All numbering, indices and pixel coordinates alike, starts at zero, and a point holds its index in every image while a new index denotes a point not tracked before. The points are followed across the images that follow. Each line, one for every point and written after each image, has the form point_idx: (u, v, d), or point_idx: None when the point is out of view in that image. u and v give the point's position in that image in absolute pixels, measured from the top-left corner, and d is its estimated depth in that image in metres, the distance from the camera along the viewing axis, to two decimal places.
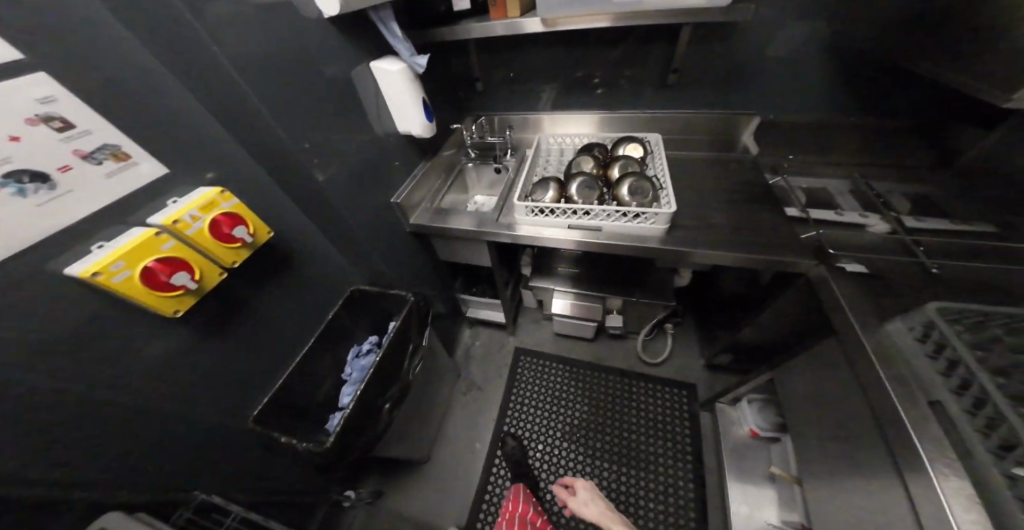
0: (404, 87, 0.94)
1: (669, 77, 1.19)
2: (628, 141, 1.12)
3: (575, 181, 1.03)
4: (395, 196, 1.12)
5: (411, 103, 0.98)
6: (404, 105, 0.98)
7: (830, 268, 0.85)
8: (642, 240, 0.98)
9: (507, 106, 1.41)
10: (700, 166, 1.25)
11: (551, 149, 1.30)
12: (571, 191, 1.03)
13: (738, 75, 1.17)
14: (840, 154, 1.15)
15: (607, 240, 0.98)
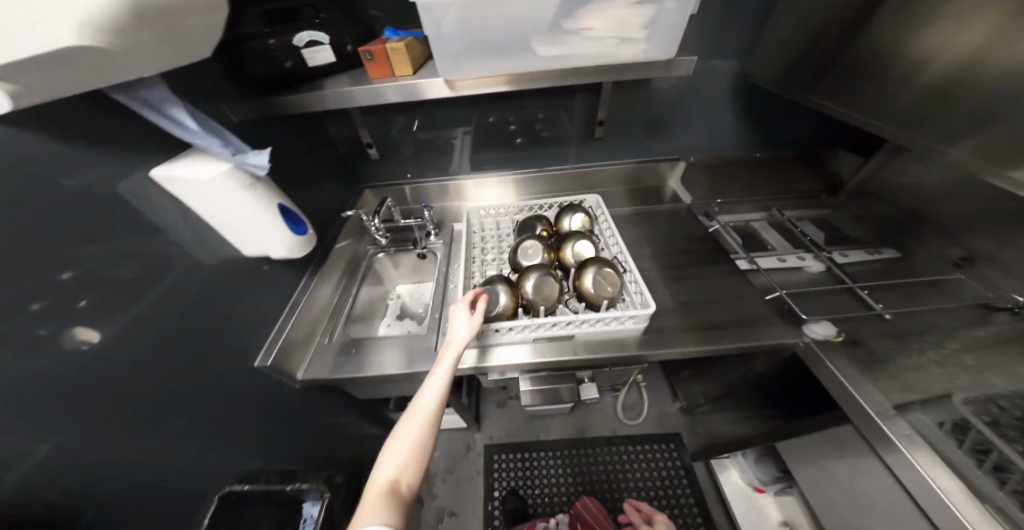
0: (227, 199, 0.56)
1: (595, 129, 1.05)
2: (574, 212, 0.93)
3: (528, 279, 0.79)
4: (260, 357, 0.70)
5: (264, 218, 0.61)
6: (250, 222, 0.61)
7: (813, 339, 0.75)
8: (622, 345, 0.76)
9: (408, 166, 1.10)
10: (636, 219, 1.09)
11: (485, 225, 1.04)
12: (523, 293, 0.78)
13: (662, 120, 1.06)
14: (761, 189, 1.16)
15: (580, 355, 0.75)
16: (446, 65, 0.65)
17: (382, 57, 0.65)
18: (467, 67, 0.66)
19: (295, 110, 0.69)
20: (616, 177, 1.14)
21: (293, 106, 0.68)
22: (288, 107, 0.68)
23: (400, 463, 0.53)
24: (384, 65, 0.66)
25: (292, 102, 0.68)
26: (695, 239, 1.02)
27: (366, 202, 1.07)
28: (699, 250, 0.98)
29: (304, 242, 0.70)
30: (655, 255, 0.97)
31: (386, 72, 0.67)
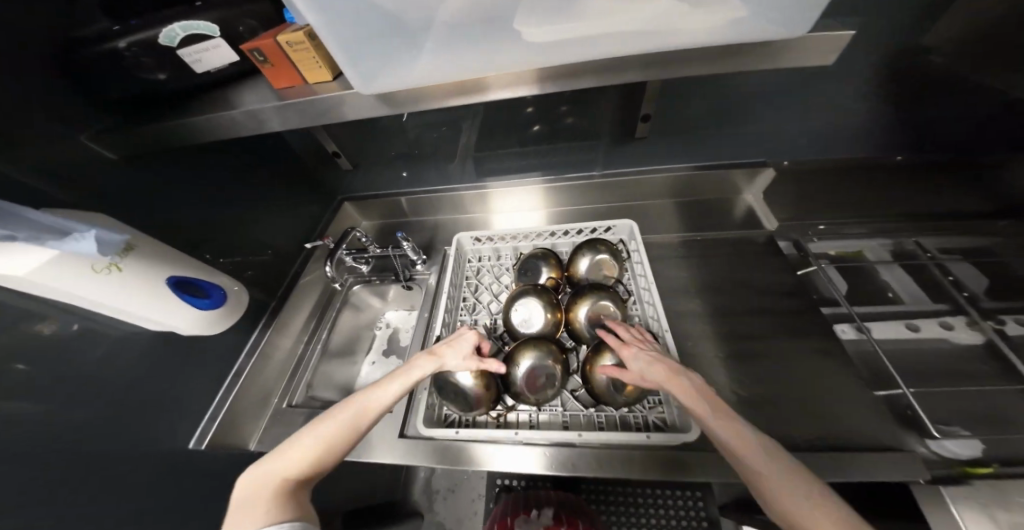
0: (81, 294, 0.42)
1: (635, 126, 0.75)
2: (594, 253, 0.67)
3: (521, 364, 0.58)
4: (196, 438, 0.58)
5: (155, 304, 0.48)
6: (138, 310, 0.47)
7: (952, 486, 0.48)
8: (641, 464, 0.55)
9: (398, 165, 0.90)
10: (686, 250, 0.80)
11: (482, 254, 0.81)
12: (514, 380, 0.58)
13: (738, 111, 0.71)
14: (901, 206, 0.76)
15: (580, 467, 0.56)
16: (371, 77, 0.39)
17: (279, 57, 0.42)
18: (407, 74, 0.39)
19: (198, 139, 0.50)
20: (667, 187, 0.84)
21: (193, 135, 0.49)
22: (186, 136, 0.49)
23: (308, 450, 0.45)
24: (290, 68, 0.44)
25: (189, 132, 0.49)
26: (770, 282, 0.72)
27: (347, 218, 0.94)
28: (772, 304, 0.70)
29: (228, 312, 0.57)
30: (706, 308, 0.71)
31: (295, 79, 0.45)
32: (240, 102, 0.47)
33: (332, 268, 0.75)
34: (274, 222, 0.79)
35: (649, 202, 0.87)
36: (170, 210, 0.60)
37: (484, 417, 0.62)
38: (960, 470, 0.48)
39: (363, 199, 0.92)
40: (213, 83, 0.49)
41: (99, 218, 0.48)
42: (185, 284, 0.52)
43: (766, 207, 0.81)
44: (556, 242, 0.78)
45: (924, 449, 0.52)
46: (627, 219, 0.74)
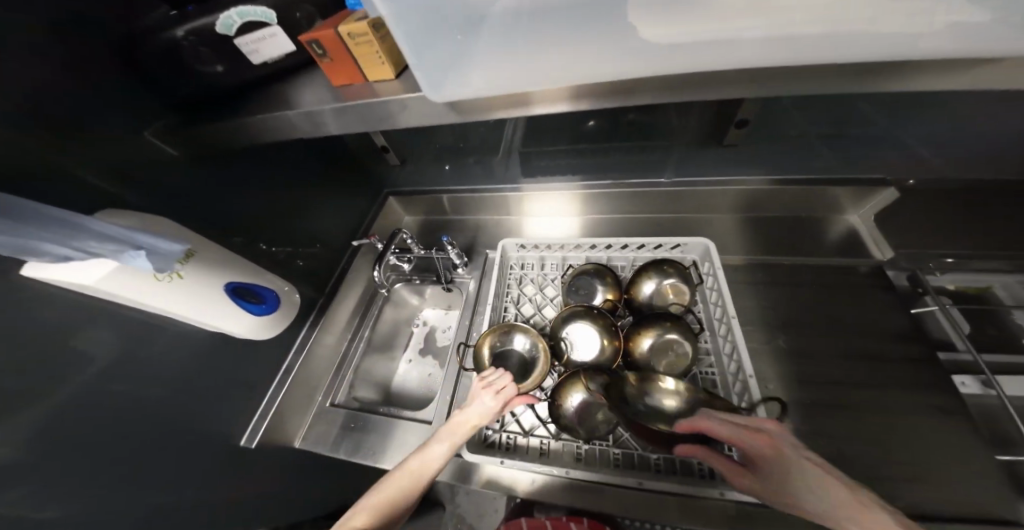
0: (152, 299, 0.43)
1: (728, 132, 0.67)
2: (662, 275, 0.59)
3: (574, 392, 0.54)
4: (248, 437, 0.58)
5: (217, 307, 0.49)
6: (199, 315, 0.48)
7: None
8: (702, 516, 0.49)
9: (444, 159, 0.89)
10: (761, 272, 0.72)
11: (526, 260, 0.75)
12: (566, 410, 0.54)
13: (849, 117, 0.62)
14: None
15: (635, 512, 0.51)
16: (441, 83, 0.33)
17: (340, 51, 0.37)
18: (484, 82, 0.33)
19: (255, 138, 0.47)
20: (737, 200, 0.78)
21: (253, 134, 0.46)
22: (244, 135, 0.46)
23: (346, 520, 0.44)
24: (352, 65, 0.39)
25: (249, 131, 0.46)
26: (871, 321, 0.62)
27: (390, 213, 0.91)
28: (872, 347, 0.59)
29: (282, 317, 0.59)
30: (789, 344, 0.62)
31: (358, 78, 0.40)
32: (298, 102, 0.44)
33: (380, 275, 0.67)
34: (320, 218, 0.77)
35: (704, 215, 0.82)
36: (227, 208, 0.59)
37: (528, 444, 0.58)
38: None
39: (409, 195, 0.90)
40: (272, 77, 0.46)
41: (148, 219, 0.46)
42: (242, 289, 0.53)
43: (874, 236, 0.70)
44: (611, 256, 0.71)
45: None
46: (701, 237, 0.65)
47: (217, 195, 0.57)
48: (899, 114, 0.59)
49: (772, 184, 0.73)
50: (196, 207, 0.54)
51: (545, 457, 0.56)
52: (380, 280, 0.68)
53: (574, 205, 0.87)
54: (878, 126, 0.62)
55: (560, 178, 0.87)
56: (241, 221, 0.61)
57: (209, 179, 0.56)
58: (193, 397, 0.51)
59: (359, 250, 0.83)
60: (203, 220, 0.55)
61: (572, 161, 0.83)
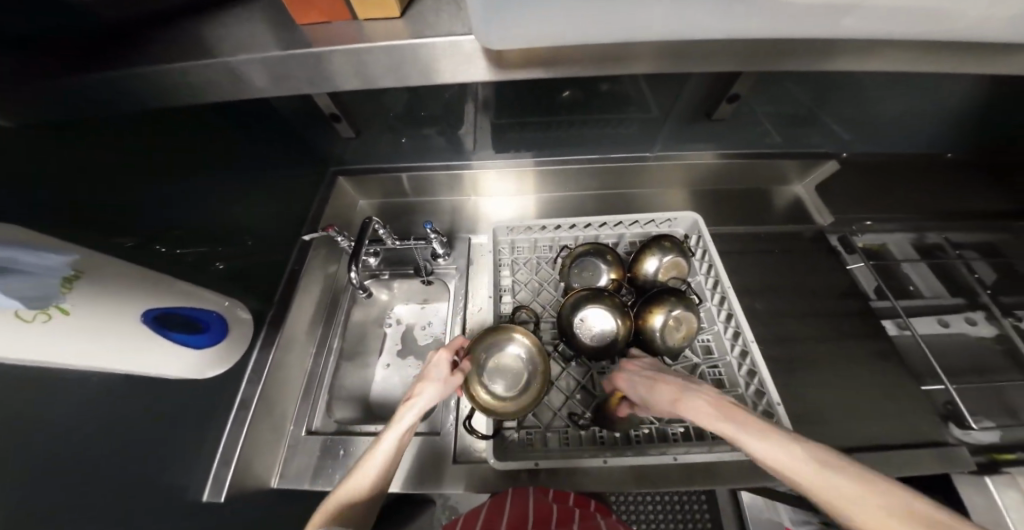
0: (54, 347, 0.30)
1: (711, 113, 0.71)
2: (665, 252, 0.60)
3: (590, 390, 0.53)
4: (211, 490, 0.45)
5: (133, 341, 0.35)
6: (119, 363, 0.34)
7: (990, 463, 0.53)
8: (718, 476, 0.52)
9: (399, 131, 0.76)
10: (727, 241, 0.79)
11: (516, 245, 0.70)
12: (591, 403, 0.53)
13: (803, 101, 0.70)
14: (919, 201, 0.80)
15: (665, 483, 0.52)
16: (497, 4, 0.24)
17: None
18: (544, 27, 0.27)
19: (184, 102, 0.33)
20: (708, 173, 0.84)
21: (188, 96, 0.32)
22: (171, 99, 0.32)
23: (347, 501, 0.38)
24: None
25: (180, 89, 0.31)
26: (819, 281, 0.72)
27: (343, 195, 0.80)
28: (819, 304, 0.70)
29: (232, 343, 0.48)
30: (763, 307, 0.71)
31: (343, 13, 0.30)
32: (238, 42, 0.30)
33: (358, 274, 0.56)
34: (260, 208, 0.61)
35: (664, 189, 0.88)
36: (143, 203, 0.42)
37: (551, 437, 0.55)
38: (989, 456, 0.53)
39: (364, 175, 0.79)
40: (209, 12, 0.32)
41: (22, 232, 0.30)
42: (171, 315, 0.40)
43: (818, 205, 0.81)
44: (603, 235, 0.69)
45: (955, 439, 0.55)
46: (688, 212, 0.67)
47: (123, 185, 0.40)
48: (835, 100, 0.70)
49: (732, 161, 0.81)
50: (97, 203, 0.37)
51: (572, 447, 0.54)
52: (357, 282, 0.57)
53: (538, 183, 0.86)
54: (824, 106, 0.71)
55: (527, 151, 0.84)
56: (163, 219, 0.44)
57: (111, 160, 0.39)
58: (135, 469, 0.38)
59: (311, 246, 0.68)
60: (108, 221, 0.38)
61: (553, 139, 0.80)
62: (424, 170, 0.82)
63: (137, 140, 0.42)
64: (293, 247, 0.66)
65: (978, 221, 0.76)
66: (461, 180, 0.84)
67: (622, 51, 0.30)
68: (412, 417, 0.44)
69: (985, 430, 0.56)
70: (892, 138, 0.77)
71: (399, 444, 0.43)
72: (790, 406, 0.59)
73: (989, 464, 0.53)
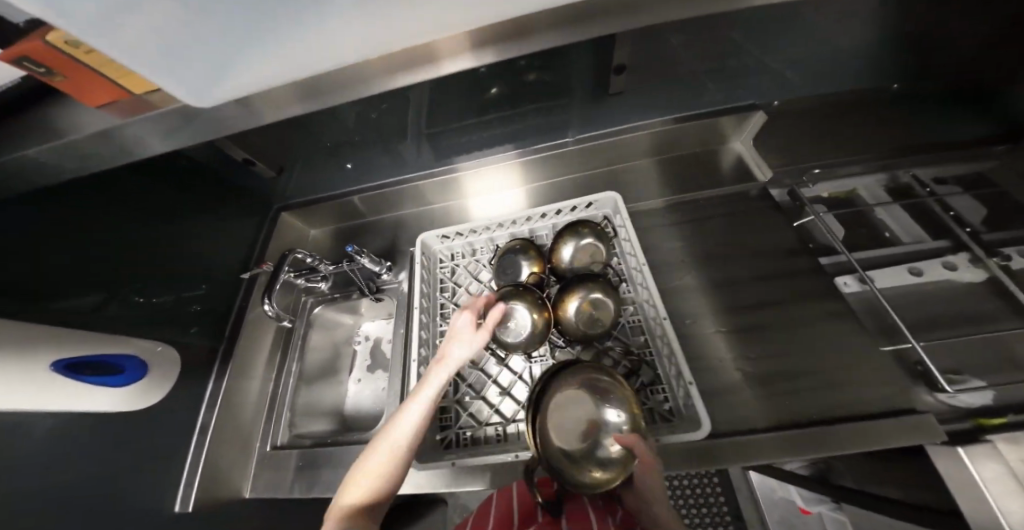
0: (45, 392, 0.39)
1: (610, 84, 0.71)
2: (576, 238, 0.61)
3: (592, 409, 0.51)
4: (181, 502, 0.53)
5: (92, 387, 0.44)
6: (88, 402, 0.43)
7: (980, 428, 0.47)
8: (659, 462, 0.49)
9: (342, 156, 0.83)
10: (669, 214, 0.77)
11: (455, 250, 0.74)
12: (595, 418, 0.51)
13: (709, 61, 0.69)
14: (868, 141, 0.75)
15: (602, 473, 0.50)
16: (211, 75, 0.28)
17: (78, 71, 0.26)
18: (236, 73, 0.27)
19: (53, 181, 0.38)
20: (649, 144, 0.81)
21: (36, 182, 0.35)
22: (32, 186, 0.36)
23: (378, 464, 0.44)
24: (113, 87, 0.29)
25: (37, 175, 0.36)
26: (769, 244, 0.69)
27: (288, 228, 0.85)
28: (763, 266, 0.66)
29: (154, 378, 0.52)
30: (707, 280, 0.69)
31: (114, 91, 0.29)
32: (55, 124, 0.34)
33: (272, 307, 0.62)
34: (197, 251, 0.69)
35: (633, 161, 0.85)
36: (70, 273, 0.50)
37: (485, 433, 0.57)
38: (973, 423, 0.48)
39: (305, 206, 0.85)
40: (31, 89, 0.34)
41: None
42: (87, 364, 0.45)
43: (756, 153, 0.78)
44: (535, 227, 0.70)
45: (935, 400, 0.51)
46: (609, 192, 0.66)
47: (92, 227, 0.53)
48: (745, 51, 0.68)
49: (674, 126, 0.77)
50: (21, 285, 0.45)
51: (505, 442, 0.56)
52: (275, 314, 0.63)
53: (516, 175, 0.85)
54: (725, 57, 0.69)
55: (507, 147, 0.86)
56: (101, 284, 0.54)
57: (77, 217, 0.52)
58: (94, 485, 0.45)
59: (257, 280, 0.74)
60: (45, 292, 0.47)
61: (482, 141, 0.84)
62: (369, 191, 0.86)
63: (57, 226, 0.49)
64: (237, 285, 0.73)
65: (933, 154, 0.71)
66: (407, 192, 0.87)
67: (346, 75, 0.29)
68: (439, 379, 0.49)
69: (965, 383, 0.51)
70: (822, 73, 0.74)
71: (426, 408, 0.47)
72: (727, 379, 0.58)
73: (972, 431, 0.47)
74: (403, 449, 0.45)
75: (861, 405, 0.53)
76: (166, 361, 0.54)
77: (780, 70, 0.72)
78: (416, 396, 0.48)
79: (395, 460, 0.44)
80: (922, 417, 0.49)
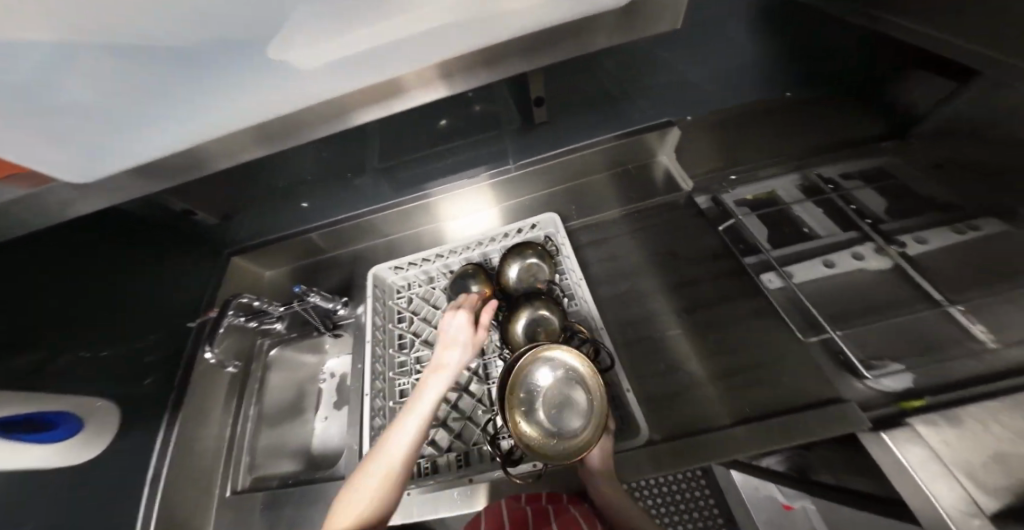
0: None
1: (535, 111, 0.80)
2: (521, 259, 0.65)
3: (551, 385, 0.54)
4: None
5: (30, 443, 0.44)
6: (21, 459, 0.43)
7: (908, 414, 0.47)
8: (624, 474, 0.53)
9: (300, 196, 0.93)
10: (610, 229, 0.83)
11: (409, 280, 0.77)
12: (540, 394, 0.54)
13: None
14: (768, 147, 0.84)
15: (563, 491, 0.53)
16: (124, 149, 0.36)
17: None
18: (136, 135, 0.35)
19: None
20: (603, 160, 0.86)
21: None
22: None
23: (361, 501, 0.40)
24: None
25: None
26: (693, 247, 0.76)
27: (245, 273, 0.85)
28: (691, 269, 0.74)
29: (93, 434, 0.51)
30: (645, 288, 0.74)
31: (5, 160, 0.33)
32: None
33: (212, 353, 0.62)
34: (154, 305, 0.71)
35: (589, 179, 0.90)
36: (83, 305, 0.65)
37: (447, 461, 0.58)
38: (897, 406, 0.49)
39: (258, 249, 0.84)
40: None
41: None
42: (16, 421, 0.44)
43: (680, 165, 0.86)
44: (486, 250, 0.74)
45: (866, 387, 0.54)
46: (549, 212, 0.71)
47: None
48: None
49: (611, 145, 0.82)
50: None
51: (465, 467, 0.57)
52: (218, 359, 0.63)
53: (486, 197, 0.86)
54: None
55: (479, 169, 0.86)
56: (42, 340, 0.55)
57: None
58: None
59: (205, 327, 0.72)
60: None
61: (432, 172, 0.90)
62: (322, 228, 0.87)
63: None
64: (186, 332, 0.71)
65: (826, 155, 0.81)
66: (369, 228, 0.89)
67: (235, 139, 0.37)
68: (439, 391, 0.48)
69: (881, 369, 0.53)
70: (708, 94, 0.87)
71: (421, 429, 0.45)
72: (662, 381, 0.62)
73: (897, 415, 0.48)
74: (397, 468, 0.42)
75: (785, 392, 0.57)
76: (109, 419, 0.54)
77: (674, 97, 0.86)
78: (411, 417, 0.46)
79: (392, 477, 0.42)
80: (848, 407, 0.51)
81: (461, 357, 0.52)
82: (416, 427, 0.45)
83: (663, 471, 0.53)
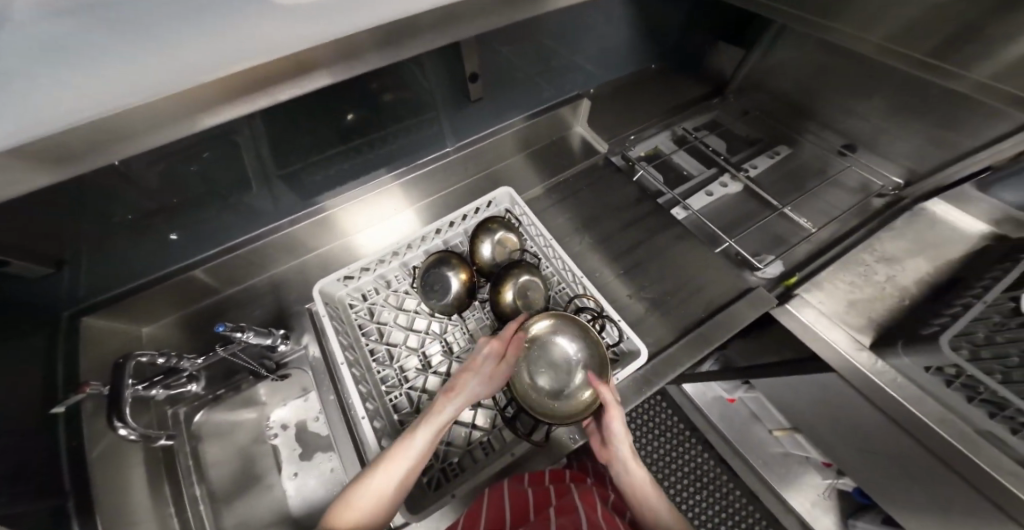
0: None
1: (468, 88, 0.78)
2: (489, 235, 0.66)
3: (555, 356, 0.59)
4: None
5: None
6: None
7: (790, 290, 0.70)
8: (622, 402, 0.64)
9: (160, 228, 0.65)
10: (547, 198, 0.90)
11: (364, 288, 0.69)
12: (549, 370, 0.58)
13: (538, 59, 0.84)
14: (643, 111, 1.03)
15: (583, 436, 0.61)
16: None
17: None
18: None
19: None
20: (517, 141, 0.91)
21: None
22: None
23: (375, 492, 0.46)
24: None
25: None
26: (619, 199, 0.90)
27: (109, 335, 0.63)
28: (622, 217, 0.87)
29: None
30: (591, 242, 0.85)
31: None
32: None
33: (130, 430, 0.47)
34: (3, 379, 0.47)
35: (510, 159, 0.94)
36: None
37: (471, 451, 0.59)
38: (784, 286, 0.71)
39: (121, 305, 0.63)
40: None
41: None
42: None
43: (593, 132, 0.97)
44: (447, 238, 0.72)
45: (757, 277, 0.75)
46: (503, 186, 0.73)
47: None
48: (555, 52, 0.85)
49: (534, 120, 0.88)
50: None
51: (492, 450, 0.58)
52: (138, 434, 0.49)
53: (397, 198, 0.82)
54: (542, 63, 0.86)
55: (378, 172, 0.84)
56: None
57: None
58: None
59: (82, 411, 0.53)
60: None
61: (359, 166, 0.80)
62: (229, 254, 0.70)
63: None
64: (57, 422, 0.50)
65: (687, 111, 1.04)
66: (293, 242, 0.75)
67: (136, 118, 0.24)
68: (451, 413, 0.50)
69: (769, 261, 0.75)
70: (605, 65, 1.00)
71: (435, 434, 0.49)
72: (628, 315, 0.74)
73: (785, 293, 0.69)
74: (409, 473, 0.47)
75: (712, 291, 0.75)
76: None
77: (580, 68, 0.96)
78: (426, 433, 0.48)
79: (404, 482, 0.47)
80: (759, 292, 0.71)
81: (479, 387, 0.53)
82: (430, 437, 0.49)
83: (648, 384, 0.65)
